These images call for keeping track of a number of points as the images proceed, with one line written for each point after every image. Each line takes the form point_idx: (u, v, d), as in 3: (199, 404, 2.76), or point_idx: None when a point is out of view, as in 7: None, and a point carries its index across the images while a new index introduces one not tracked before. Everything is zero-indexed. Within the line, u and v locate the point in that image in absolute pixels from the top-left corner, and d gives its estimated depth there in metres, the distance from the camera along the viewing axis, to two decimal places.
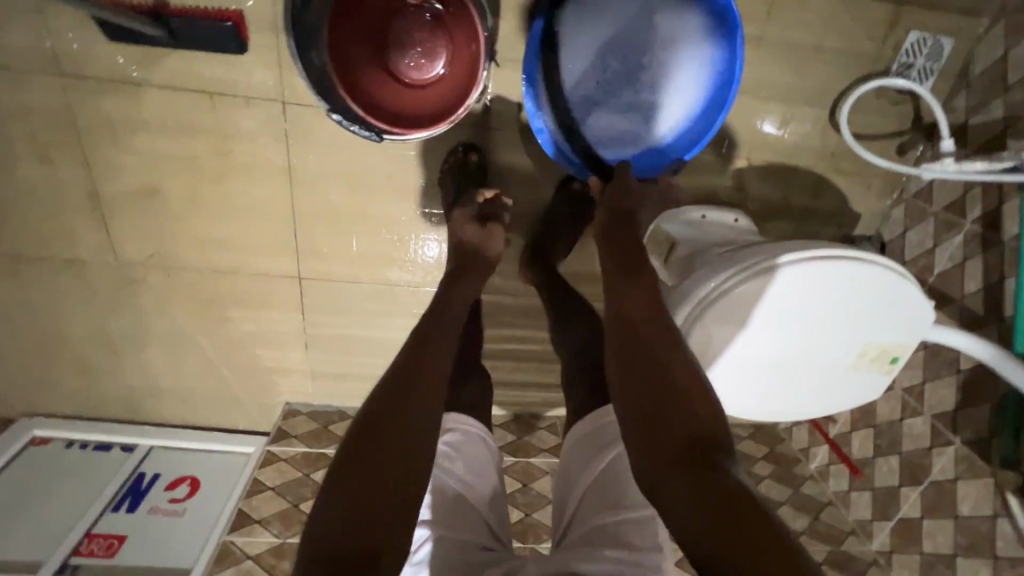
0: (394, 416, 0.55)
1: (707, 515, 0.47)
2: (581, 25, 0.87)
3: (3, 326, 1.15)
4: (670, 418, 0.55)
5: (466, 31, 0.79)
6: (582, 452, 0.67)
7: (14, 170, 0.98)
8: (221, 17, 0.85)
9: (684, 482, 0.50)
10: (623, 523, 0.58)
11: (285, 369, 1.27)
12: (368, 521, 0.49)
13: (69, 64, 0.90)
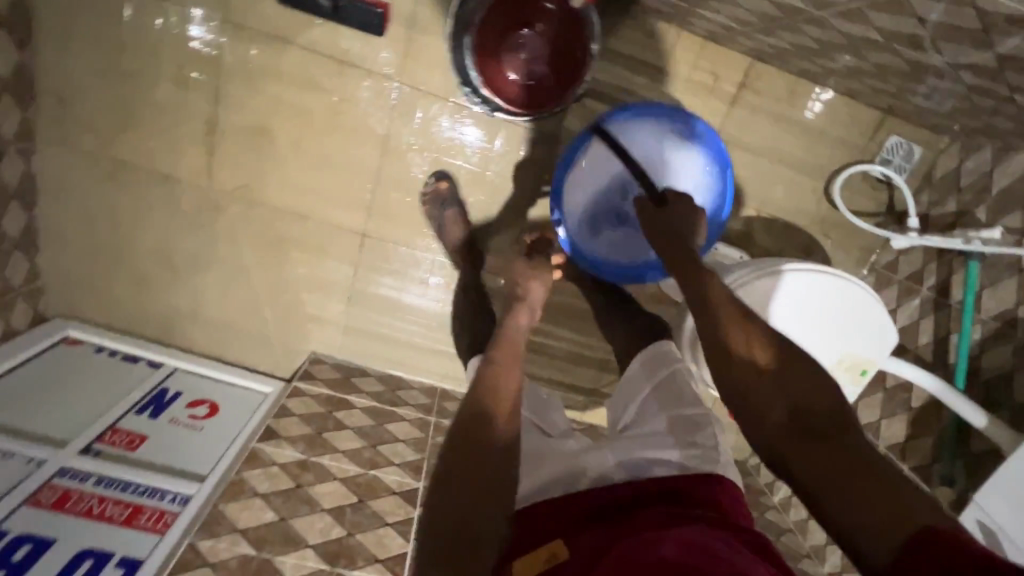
0: (473, 441, 0.69)
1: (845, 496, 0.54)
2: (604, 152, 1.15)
3: (79, 225, 1.24)
4: (773, 393, 0.63)
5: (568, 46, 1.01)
6: (645, 379, 0.94)
7: (152, 88, 1.13)
8: (374, 5, 1.06)
9: (801, 454, 0.59)
10: (684, 414, 0.84)
11: (322, 319, 1.37)
12: (472, 541, 0.62)
13: (234, 14, 1.08)
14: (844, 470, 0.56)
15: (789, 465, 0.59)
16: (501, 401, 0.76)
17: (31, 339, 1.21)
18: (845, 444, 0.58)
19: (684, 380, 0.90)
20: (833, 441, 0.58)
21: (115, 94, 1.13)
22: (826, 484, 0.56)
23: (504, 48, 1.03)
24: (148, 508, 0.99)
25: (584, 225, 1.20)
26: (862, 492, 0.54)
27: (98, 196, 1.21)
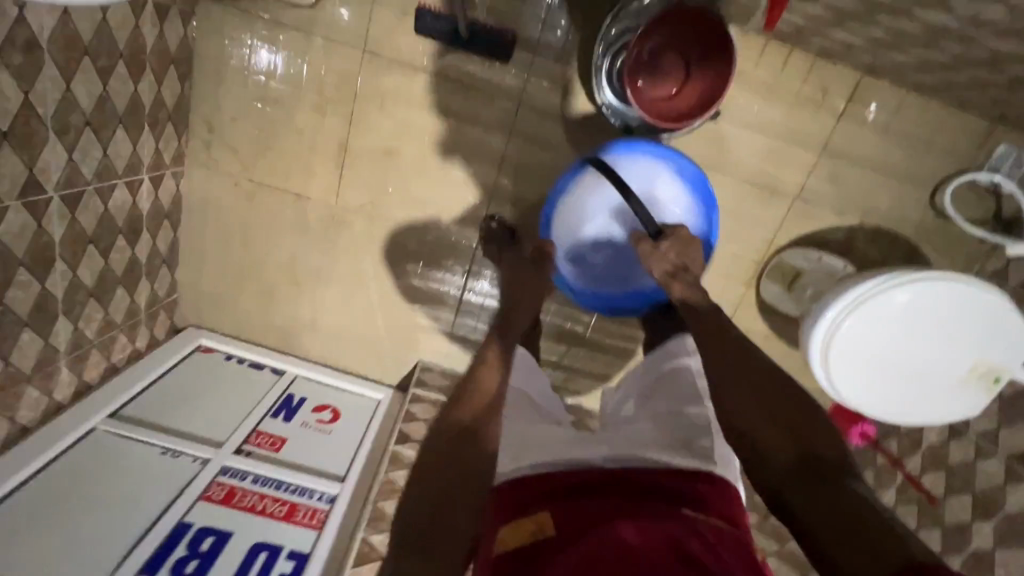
0: (465, 435, 0.72)
1: (840, 526, 0.61)
2: (591, 192, 1.16)
3: (216, 242, 1.34)
4: (783, 443, 0.71)
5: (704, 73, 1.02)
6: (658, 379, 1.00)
7: (293, 115, 1.22)
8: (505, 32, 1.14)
9: (805, 494, 0.66)
10: (689, 410, 0.88)
11: (431, 329, 1.43)
12: (452, 525, 0.66)
13: (373, 45, 1.17)
14: (842, 511, 0.62)
15: (790, 507, 0.67)
16: (493, 394, 0.78)
17: (172, 350, 1.31)
18: (843, 491, 0.64)
19: (688, 379, 0.95)
20: (833, 486, 0.65)
21: (260, 121, 1.22)
22: (820, 527, 0.63)
23: (653, 65, 1.04)
24: (302, 506, 1.07)
25: (583, 252, 1.21)
26: (847, 530, 0.60)
27: (235, 215, 1.31)
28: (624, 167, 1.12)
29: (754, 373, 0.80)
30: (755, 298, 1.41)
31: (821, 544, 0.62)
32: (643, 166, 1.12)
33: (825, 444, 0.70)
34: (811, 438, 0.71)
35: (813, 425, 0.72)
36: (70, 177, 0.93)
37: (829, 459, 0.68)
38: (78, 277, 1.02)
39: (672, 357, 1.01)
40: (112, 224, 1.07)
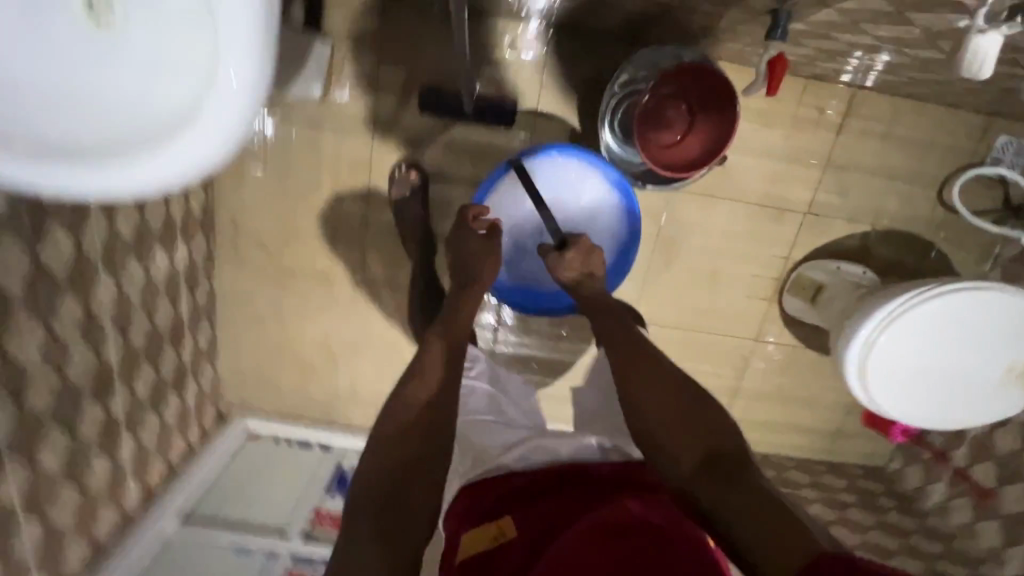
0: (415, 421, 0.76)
1: (761, 513, 0.64)
2: (518, 192, 1.17)
3: (252, 330, 1.38)
4: (690, 444, 0.75)
5: (708, 123, 1.03)
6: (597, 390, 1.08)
7: (313, 203, 1.27)
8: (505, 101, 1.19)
9: (708, 487, 0.70)
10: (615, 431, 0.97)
11: None
12: (411, 520, 0.69)
13: (382, 128, 1.22)
14: (748, 501, 0.66)
15: (709, 508, 0.69)
16: (436, 382, 0.82)
17: (223, 443, 1.35)
18: (746, 480, 0.69)
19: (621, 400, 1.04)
20: (735, 478, 0.70)
21: (282, 212, 1.28)
22: (734, 514, 0.66)
23: (658, 110, 1.04)
24: None
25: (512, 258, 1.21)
26: (757, 521, 0.64)
27: (268, 303, 1.36)
28: (549, 175, 1.13)
29: (662, 378, 0.82)
30: (780, 313, 1.43)
31: (744, 537, 0.64)
32: (567, 172, 1.13)
33: (719, 443, 0.74)
34: (720, 437, 0.75)
35: (713, 425, 0.76)
36: (121, 304, 0.98)
37: (728, 454, 0.73)
38: (136, 393, 1.07)
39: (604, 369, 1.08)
40: (159, 336, 1.12)
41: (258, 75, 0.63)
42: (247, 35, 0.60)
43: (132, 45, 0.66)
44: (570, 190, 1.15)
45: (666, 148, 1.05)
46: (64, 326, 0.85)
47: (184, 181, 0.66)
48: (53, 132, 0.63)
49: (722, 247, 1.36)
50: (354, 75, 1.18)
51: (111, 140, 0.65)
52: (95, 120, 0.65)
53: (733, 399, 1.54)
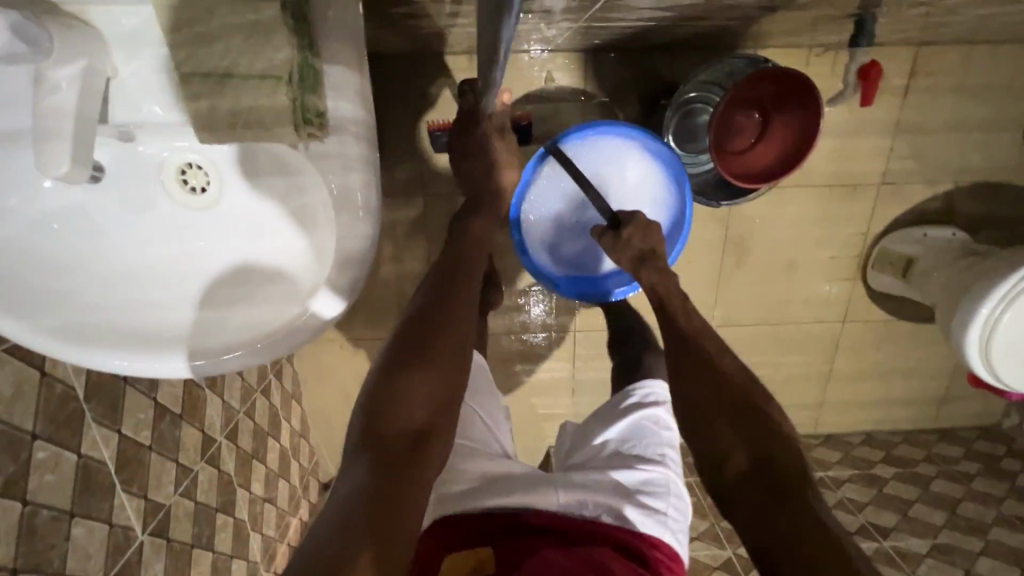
0: (412, 372, 0.68)
1: (813, 547, 0.60)
2: (555, 177, 1.06)
3: (338, 400, 1.41)
4: (736, 444, 0.72)
5: (780, 131, 0.99)
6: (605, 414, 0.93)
7: (376, 271, 1.27)
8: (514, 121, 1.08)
9: (748, 513, 0.67)
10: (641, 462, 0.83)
11: (554, 415, 1.46)
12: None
13: (432, 187, 1.21)
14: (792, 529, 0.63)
15: (748, 522, 0.67)
16: (432, 333, 0.73)
17: None
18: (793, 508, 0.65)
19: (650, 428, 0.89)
20: (784, 503, 0.65)
21: None
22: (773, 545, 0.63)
23: (730, 117, 1.01)
24: None
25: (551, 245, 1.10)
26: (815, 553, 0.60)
27: (348, 373, 1.37)
28: (586, 156, 1.03)
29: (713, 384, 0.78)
30: (866, 290, 1.37)
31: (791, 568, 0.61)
32: (606, 150, 1.03)
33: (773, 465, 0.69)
34: (776, 457, 0.70)
35: (764, 444, 0.71)
36: (227, 415, 1.01)
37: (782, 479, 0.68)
38: (253, 491, 1.11)
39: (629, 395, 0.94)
40: (261, 431, 1.15)
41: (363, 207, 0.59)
42: (352, 172, 0.59)
43: (232, 217, 0.65)
44: (613, 169, 1.05)
45: (737, 155, 1.01)
46: (188, 453, 0.88)
47: (318, 334, 0.62)
48: (181, 325, 0.62)
49: (795, 235, 1.31)
50: (395, 139, 1.17)
51: (237, 323, 0.62)
52: (219, 305, 0.63)
53: (827, 383, 1.48)
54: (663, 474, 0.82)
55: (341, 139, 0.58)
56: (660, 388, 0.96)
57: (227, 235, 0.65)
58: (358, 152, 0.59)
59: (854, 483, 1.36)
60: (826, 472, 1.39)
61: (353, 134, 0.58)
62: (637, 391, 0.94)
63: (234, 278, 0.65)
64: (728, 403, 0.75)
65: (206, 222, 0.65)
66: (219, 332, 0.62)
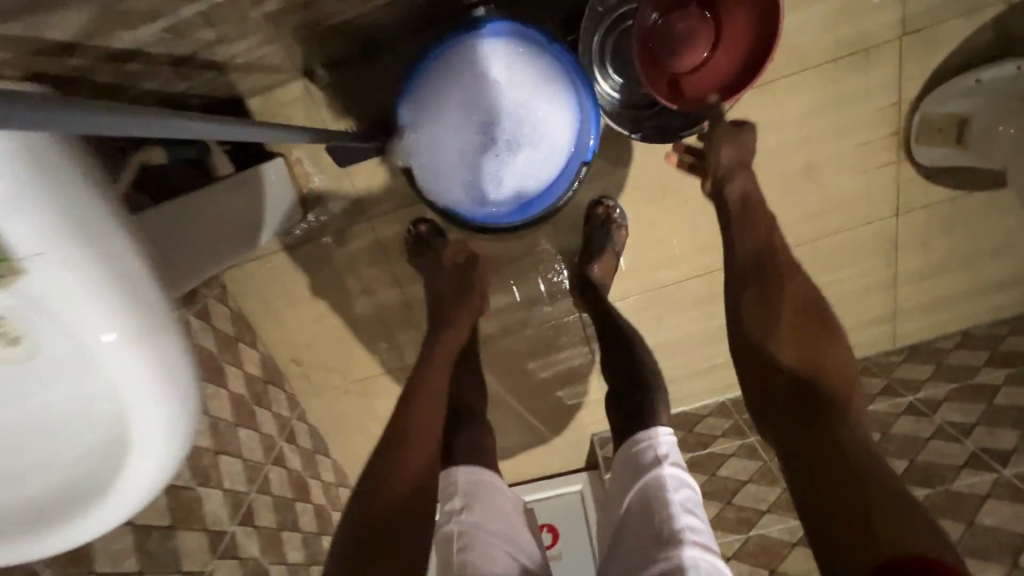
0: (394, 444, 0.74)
1: (838, 469, 0.60)
2: (419, 137, 0.85)
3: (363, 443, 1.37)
4: (790, 349, 0.76)
5: (731, 34, 0.79)
6: (623, 476, 0.73)
7: (351, 310, 1.19)
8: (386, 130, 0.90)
9: (782, 426, 0.69)
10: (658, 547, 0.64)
11: (587, 403, 1.33)
12: None
13: (375, 209, 1.10)
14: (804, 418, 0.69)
15: (771, 417, 0.71)
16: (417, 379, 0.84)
17: None
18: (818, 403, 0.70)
19: (666, 495, 0.68)
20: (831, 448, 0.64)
21: (330, 332, 1.22)
22: (806, 454, 0.64)
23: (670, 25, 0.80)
24: None
25: (477, 191, 0.87)
26: (837, 462, 0.61)
27: (364, 413, 1.33)
28: (423, 96, 0.84)
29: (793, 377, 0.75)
30: (914, 170, 1.10)
31: (800, 492, 0.62)
32: (447, 78, 0.83)
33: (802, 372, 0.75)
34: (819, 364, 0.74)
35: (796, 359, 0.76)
36: (236, 501, 0.99)
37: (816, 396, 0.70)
38: (291, 562, 1.10)
39: (646, 451, 0.72)
40: (285, 501, 1.13)
41: (147, 329, 0.50)
42: (106, 297, 0.49)
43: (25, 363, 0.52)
44: (467, 89, 0.84)
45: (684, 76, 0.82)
46: (194, 558, 0.87)
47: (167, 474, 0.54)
48: (27, 501, 0.53)
49: (807, 132, 1.07)
50: (319, 170, 1.06)
51: (92, 496, 0.53)
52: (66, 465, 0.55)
53: (895, 289, 1.23)
54: (684, 560, 0.62)
55: (60, 263, 0.47)
56: (659, 435, 0.74)
57: (33, 383, 0.54)
58: (100, 272, 0.49)
59: (953, 401, 1.12)
60: (916, 394, 1.17)
61: (89, 253, 0.48)
62: (650, 440, 0.73)
63: (70, 430, 0.55)
64: (809, 330, 0.78)
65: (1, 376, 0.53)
66: (73, 498, 0.53)
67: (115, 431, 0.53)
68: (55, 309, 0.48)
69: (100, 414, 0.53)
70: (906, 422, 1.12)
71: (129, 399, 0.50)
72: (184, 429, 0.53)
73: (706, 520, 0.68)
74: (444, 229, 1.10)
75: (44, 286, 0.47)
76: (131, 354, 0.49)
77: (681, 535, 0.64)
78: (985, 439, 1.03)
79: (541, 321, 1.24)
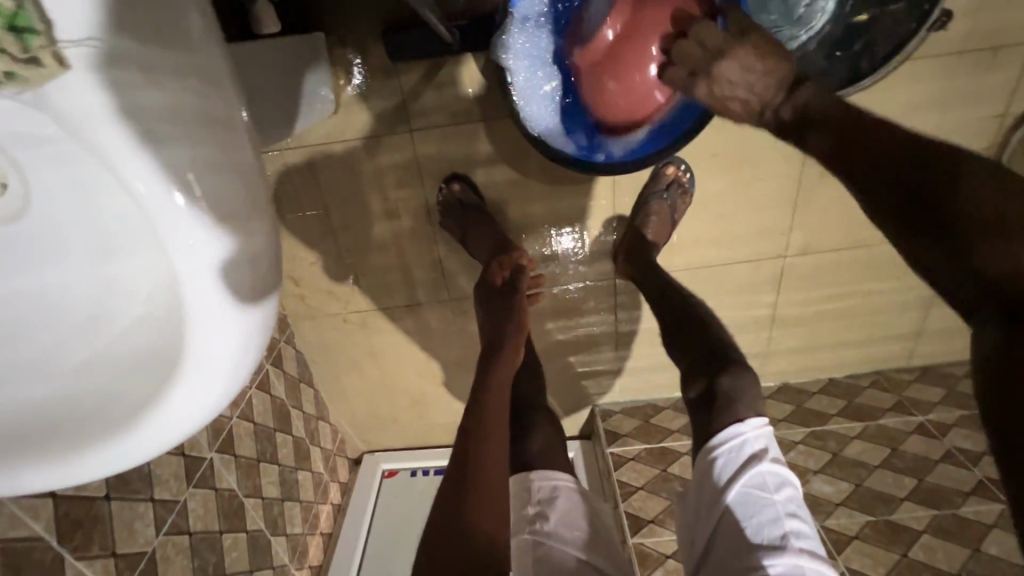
0: (473, 419, 0.71)
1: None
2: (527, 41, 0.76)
3: (350, 377, 1.26)
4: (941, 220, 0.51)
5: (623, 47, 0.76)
6: (704, 474, 0.69)
7: (368, 231, 1.05)
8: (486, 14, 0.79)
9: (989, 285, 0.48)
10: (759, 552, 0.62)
11: (597, 372, 1.26)
12: None
13: (420, 120, 0.93)
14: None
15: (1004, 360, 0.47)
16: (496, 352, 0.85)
17: (363, 493, 1.32)
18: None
19: (762, 500, 0.65)
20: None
21: (336, 251, 1.07)
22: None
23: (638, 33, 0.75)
24: None
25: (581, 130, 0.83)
26: None
27: (359, 347, 1.21)
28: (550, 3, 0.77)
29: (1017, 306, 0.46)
30: None
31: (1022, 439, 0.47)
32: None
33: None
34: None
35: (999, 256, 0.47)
36: (215, 426, 0.87)
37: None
38: (267, 496, 1.00)
39: (732, 448, 0.67)
40: (267, 430, 1.02)
41: (236, 209, 0.38)
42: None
43: (69, 226, 0.44)
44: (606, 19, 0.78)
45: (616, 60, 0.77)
46: (168, 485, 0.75)
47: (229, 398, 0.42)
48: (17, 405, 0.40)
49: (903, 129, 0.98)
50: (363, 59, 0.87)
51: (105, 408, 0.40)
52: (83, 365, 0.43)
53: (928, 310, 1.21)
54: (791, 567, 0.61)
55: (132, 72, 0.33)
56: (752, 426, 0.68)
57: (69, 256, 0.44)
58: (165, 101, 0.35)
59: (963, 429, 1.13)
60: (927, 416, 1.18)
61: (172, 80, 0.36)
62: (739, 432, 0.68)
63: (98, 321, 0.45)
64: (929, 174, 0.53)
65: (28, 238, 0.43)
66: (79, 414, 0.40)
67: (165, 333, 0.41)
68: (108, 146, 0.33)
69: (143, 309, 0.44)
70: (918, 442, 1.12)
71: (193, 291, 0.37)
72: (260, 344, 0.42)
73: (809, 521, 0.66)
74: (477, 187, 1.00)
75: (111, 98, 0.33)
76: (211, 228, 0.37)
77: (785, 542, 0.62)
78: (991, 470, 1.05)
79: (574, 280, 1.13)
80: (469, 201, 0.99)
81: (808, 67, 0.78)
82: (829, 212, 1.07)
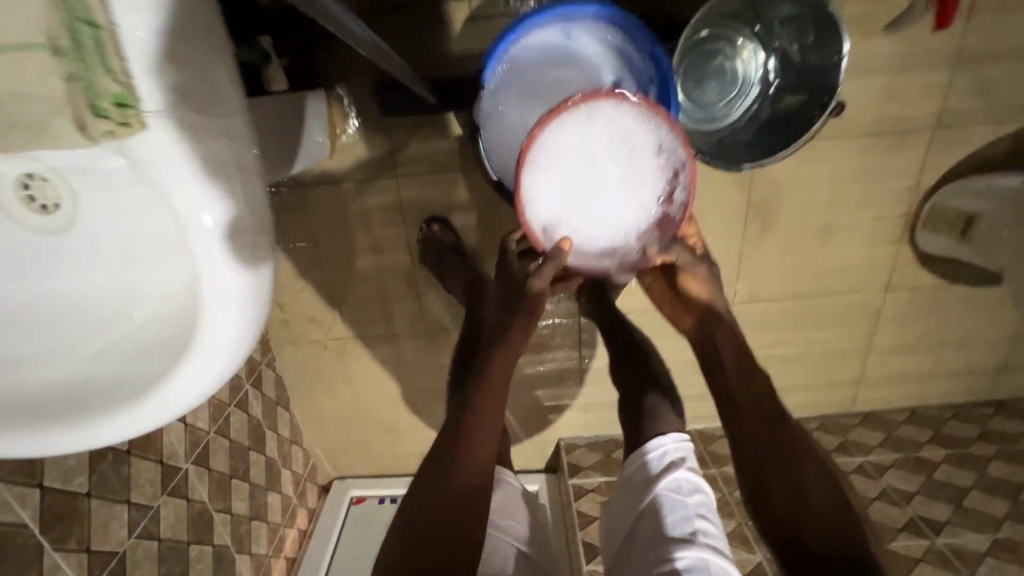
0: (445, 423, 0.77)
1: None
2: (495, 133, 0.88)
3: (326, 403, 1.31)
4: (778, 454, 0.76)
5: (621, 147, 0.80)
6: (631, 482, 0.77)
7: (352, 264, 1.14)
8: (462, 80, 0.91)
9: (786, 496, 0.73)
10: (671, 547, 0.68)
11: (562, 407, 1.33)
12: None
13: (405, 167, 1.05)
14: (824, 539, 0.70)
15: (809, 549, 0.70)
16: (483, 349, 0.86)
17: (331, 519, 1.34)
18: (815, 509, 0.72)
19: (677, 500, 0.72)
20: None
21: (322, 281, 1.15)
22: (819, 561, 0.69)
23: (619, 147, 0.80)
24: None
25: (620, 227, 0.84)
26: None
27: (336, 373, 1.27)
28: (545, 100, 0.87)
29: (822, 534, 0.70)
30: (913, 254, 1.19)
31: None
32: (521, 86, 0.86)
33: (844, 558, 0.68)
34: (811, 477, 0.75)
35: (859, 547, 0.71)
36: (194, 438, 0.92)
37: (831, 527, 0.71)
38: (237, 512, 1.03)
39: (654, 456, 0.76)
40: (241, 448, 1.06)
41: (246, 228, 0.50)
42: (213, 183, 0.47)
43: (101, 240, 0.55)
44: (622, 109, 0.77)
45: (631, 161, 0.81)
46: (144, 490, 0.80)
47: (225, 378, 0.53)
48: (64, 380, 0.53)
49: (831, 196, 1.12)
50: (358, 112, 1.00)
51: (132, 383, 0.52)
52: (113, 349, 0.55)
53: (866, 359, 1.32)
54: (698, 560, 0.66)
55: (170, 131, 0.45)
56: (673, 438, 0.77)
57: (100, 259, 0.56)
58: (209, 147, 0.47)
59: (898, 470, 1.22)
60: (866, 457, 1.26)
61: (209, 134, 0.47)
62: (661, 440, 0.77)
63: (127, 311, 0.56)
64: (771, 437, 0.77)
65: (73, 246, 0.55)
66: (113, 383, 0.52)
67: (183, 324, 0.52)
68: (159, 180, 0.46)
69: (163, 306, 0.55)
70: (856, 482, 1.20)
71: (209, 290, 0.49)
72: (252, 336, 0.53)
73: (717, 523, 0.73)
74: (455, 229, 1.11)
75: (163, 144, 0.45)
76: (225, 244, 0.48)
77: (695, 537, 0.69)
78: (922, 508, 1.13)
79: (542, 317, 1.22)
80: (449, 243, 1.09)
81: (733, 141, 0.94)
82: (771, 265, 1.19)
